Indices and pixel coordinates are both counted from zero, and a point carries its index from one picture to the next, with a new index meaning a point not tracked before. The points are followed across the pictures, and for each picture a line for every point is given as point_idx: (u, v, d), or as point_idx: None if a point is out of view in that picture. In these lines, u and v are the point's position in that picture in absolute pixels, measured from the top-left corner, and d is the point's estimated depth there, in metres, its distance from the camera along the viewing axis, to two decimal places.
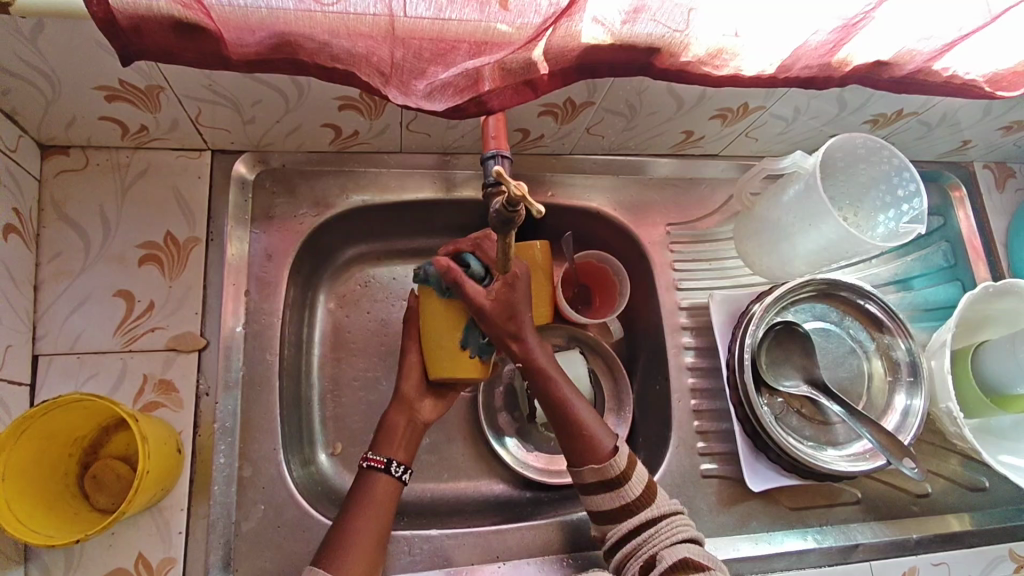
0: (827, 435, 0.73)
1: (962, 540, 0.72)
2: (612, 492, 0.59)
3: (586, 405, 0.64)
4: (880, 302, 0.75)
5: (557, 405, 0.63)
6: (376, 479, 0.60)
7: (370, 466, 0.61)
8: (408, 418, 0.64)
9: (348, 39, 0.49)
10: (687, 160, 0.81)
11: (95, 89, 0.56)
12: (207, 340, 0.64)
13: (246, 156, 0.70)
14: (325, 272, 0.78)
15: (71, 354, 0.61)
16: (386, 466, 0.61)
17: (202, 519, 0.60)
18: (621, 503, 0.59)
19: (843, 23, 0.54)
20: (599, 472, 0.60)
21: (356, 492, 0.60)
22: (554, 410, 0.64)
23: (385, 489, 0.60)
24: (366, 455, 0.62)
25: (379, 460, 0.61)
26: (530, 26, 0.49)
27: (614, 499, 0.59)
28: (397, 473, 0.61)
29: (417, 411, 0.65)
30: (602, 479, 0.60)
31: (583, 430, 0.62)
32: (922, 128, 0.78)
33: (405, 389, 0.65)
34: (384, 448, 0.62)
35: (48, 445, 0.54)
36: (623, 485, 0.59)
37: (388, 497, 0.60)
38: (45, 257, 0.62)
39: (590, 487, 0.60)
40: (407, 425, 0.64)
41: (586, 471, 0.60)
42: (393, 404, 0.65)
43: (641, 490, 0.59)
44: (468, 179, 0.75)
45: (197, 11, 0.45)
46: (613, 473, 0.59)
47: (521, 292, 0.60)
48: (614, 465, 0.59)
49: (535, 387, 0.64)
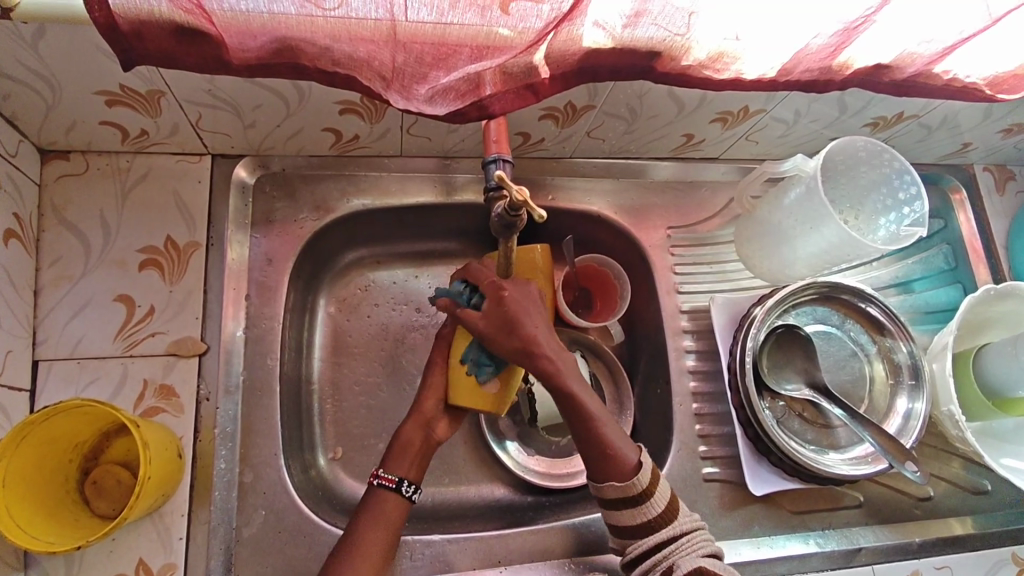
0: (829, 439, 0.73)
1: (964, 543, 0.72)
2: (636, 508, 0.58)
3: (611, 419, 0.62)
4: (881, 305, 0.76)
5: (581, 418, 0.61)
6: (384, 498, 0.59)
7: (381, 483, 0.60)
8: (423, 435, 0.63)
9: (349, 43, 0.49)
10: (687, 164, 0.81)
11: (95, 93, 0.56)
12: (207, 345, 0.64)
13: (246, 160, 0.70)
14: (325, 275, 0.78)
15: (71, 359, 0.61)
16: (396, 485, 0.60)
17: (203, 525, 0.60)
18: (644, 520, 0.58)
19: (843, 27, 0.54)
20: (622, 489, 0.59)
21: (366, 505, 0.59)
22: (578, 422, 0.61)
23: (394, 508, 0.59)
24: (377, 472, 0.61)
25: (390, 479, 0.60)
26: (531, 30, 0.49)
27: (636, 515, 0.58)
28: (407, 493, 0.60)
29: (433, 429, 0.64)
30: (626, 495, 0.58)
31: (607, 445, 0.60)
32: (922, 131, 0.78)
33: (423, 406, 0.64)
34: (396, 467, 0.61)
35: (48, 451, 0.53)
36: (645, 501, 0.58)
37: (395, 512, 0.59)
38: (45, 262, 0.62)
39: (612, 503, 0.59)
40: (421, 442, 0.63)
41: (609, 486, 0.59)
42: (409, 419, 0.64)
43: (663, 507, 0.58)
44: (468, 183, 0.75)
45: (198, 17, 0.45)
46: (637, 489, 0.58)
47: (516, 306, 0.61)
48: (638, 482, 0.58)
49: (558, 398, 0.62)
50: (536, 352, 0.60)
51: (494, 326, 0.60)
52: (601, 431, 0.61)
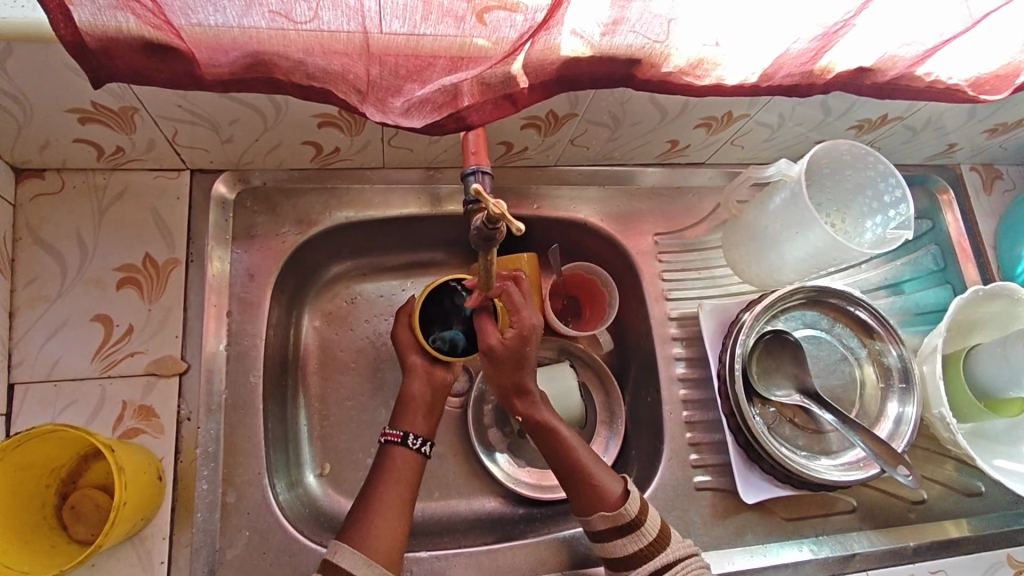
0: (821, 444, 0.72)
1: (960, 546, 0.72)
2: (627, 537, 0.57)
3: (592, 454, 0.63)
4: (869, 308, 0.75)
5: (559, 454, 0.62)
6: (392, 454, 0.62)
7: (388, 440, 0.62)
8: (424, 386, 0.66)
9: (323, 56, 0.48)
10: (674, 169, 0.81)
11: (68, 112, 0.55)
12: (188, 364, 0.63)
13: (225, 174, 0.69)
14: (310, 289, 0.77)
15: (47, 382, 0.59)
16: (401, 439, 0.62)
17: (185, 548, 0.59)
18: (635, 550, 0.57)
19: (823, 31, 0.54)
20: (610, 518, 0.58)
21: (378, 469, 0.61)
22: (557, 459, 0.62)
23: (403, 461, 0.61)
24: (384, 431, 0.63)
25: (395, 434, 0.62)
26: (506, 40, 0.49)
27: (629, 544, 0.57)
28: (415, 446, 0.62)
29: (435, 376, 0.66)
30: (615, 524, 0.58)
31: (587, 478, 0.60)
32: (908, 133, 0.78)
33: (415, 362, 0.67)
34: (404, 423, 0.64)
35: (21, 478, 0.52)
36: (636, 530, 0.57)
37: (404, 466, 0.61)
38: (21, 283, 0.61)
39: (603, 535, 0.58)
40: (424, 398, 0.65)
41: (596, 518, 0.59)
42: (407, 377, 0.66)
43: (656, 533, 0.57)
44: (452, 194, 0.74)
45: (167, 32, 0.44)
46: (626, 518, 0.58)
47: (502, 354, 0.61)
48: (626, 510, 0.58)
49: (539, 440, 0.64)
50: (517, 394, 0.64)
51: (519, 348, 0.61)
52: (583, 466, 0.61)
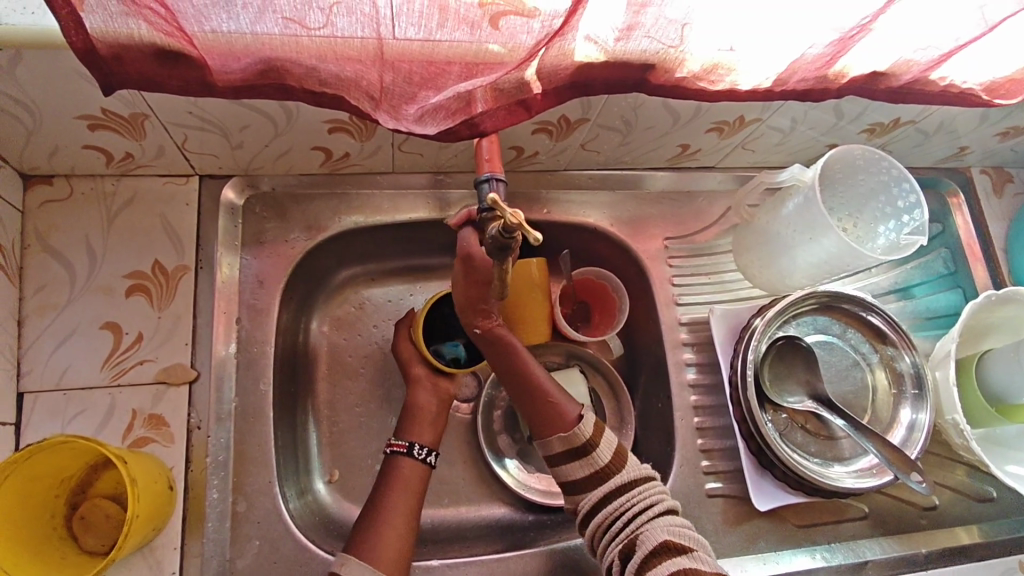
0: (833, 451, 0.72)
1: (973, 553, 0.71)
2: (582, 461, 0.58)
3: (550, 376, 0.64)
4: (883, 314, 0.74)
5: (518, 374, 0.63)
6: (399, 463, 0.62)
7: (393, 451, 0.62)
8: (431, 396, 0.66)
9: (336, 63, 0.48)
10: (685, 172, 0.80)
11: (78, 118, 0.54)
12: (197, 372, 0.62)
13: (234, 180, 0.68)
14: (319, 296, 0.77)
15: (57, 391, 0.59)
16: (407, 449, 0.62)
17: (196, 557, 0.59)
18: (589, 472, 0.57)
19: (839, 36, 0.53)
20: (566, 440, 0.59)
21: (386, 476, 0.61)
22: (516, 379, 0.63)
23: (409, 471, 0.61)
24: (390, 441, 0.64)
25: (400, 445, 0.62)
26: (522, 47, 0.48)
27: (581, 467, 0.58)
28: (421, 456, 0.62)
29: (440, 386, 0.67)
30: (570, 446, 0.58)
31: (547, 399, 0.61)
32: (920, 136, 0.78)
33: (416, 371, 0.67)
34: (410, 433, 0.64)
35: (32, 489, 0.52)
36: (590, 452, 0.58)
37: (411, 476, 0.61)
38: (30, 290, 0.60)
39: (559, 457, 0.59)
40: (429, 409, 0.66)
41: (553, 440, 0.59)
42: (411, 386, 0.67)
43: (610, 456, 0.58)
44: (462, 199, 0.74)
45: (179, 39, 0.44)
46: (581, 440, 0.58)
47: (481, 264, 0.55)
48: (581, 431, 0.58)
49: (498, 359, 0.63)
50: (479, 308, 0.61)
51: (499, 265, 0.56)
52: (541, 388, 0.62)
